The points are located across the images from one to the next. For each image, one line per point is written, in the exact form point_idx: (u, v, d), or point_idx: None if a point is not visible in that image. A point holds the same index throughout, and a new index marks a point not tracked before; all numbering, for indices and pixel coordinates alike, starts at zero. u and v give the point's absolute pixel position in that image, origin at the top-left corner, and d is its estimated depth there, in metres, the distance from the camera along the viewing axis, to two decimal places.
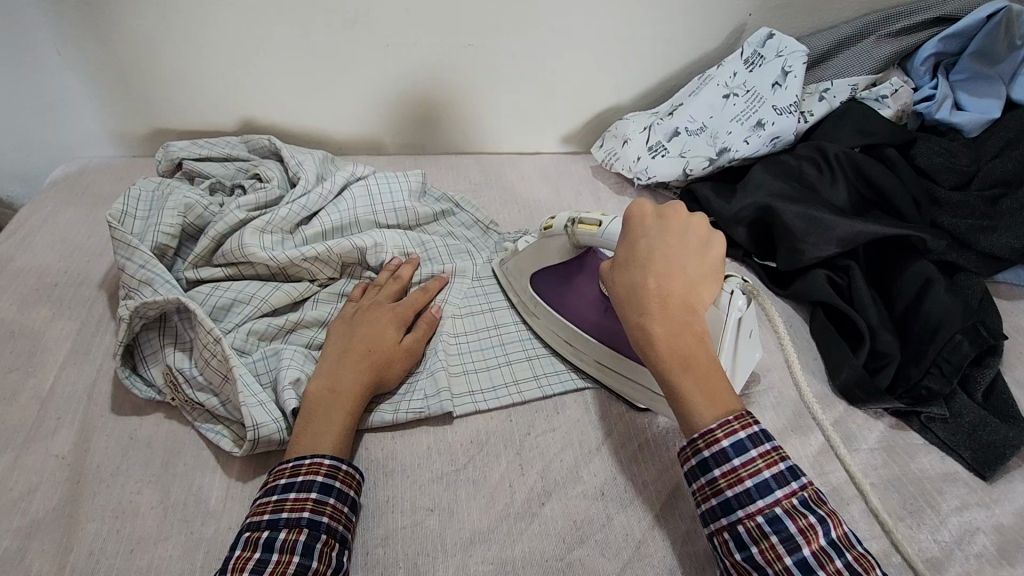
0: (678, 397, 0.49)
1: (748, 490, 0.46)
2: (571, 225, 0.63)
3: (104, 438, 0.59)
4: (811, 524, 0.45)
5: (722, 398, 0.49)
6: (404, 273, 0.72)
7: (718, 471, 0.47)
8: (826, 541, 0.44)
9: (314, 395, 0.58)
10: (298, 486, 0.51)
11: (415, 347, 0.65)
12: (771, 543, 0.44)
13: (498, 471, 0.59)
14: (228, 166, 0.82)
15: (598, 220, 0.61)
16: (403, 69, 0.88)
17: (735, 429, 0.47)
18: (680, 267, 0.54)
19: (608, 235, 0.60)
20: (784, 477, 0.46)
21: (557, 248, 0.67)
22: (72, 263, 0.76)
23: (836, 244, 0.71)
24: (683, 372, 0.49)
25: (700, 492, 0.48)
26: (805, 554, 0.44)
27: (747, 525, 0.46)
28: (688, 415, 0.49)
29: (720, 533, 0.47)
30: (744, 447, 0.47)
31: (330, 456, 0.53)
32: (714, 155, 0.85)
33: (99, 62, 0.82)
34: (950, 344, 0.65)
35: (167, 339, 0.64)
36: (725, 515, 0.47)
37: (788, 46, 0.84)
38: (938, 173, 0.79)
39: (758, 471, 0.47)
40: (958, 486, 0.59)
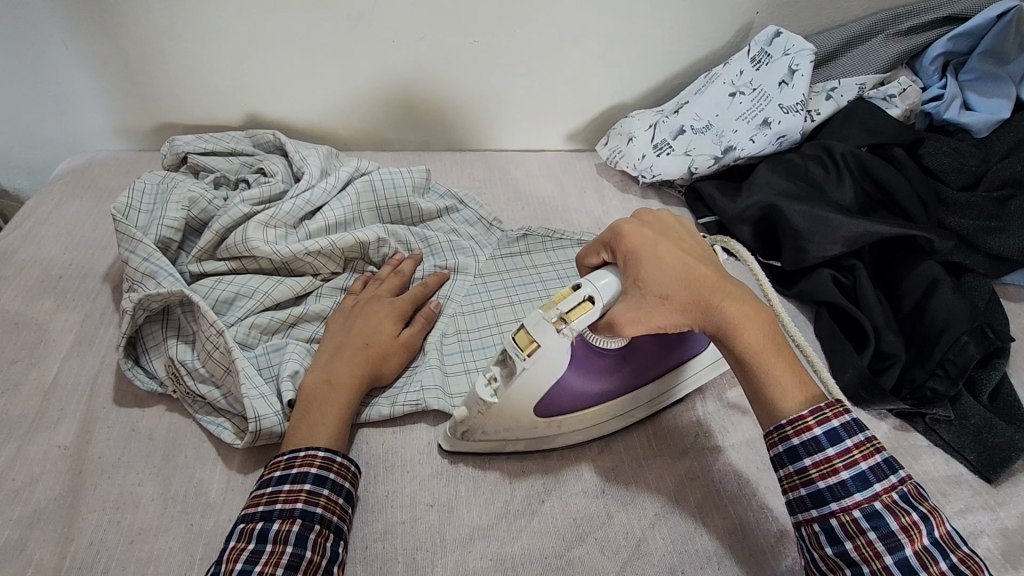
0: (781, 398, 0.49)
1: (843, 482, 0.46)
2: (567, 325, 0.49)
3: (106, 429, 0.59)
4: (913, 522, 0.44)
5: (804, 373, 0.50)
6: (405, 268, 0.74)
7: (811, 461, 0.47)
8: (928, 541, 0.44)
9: (311, 388, 0.58)
10: (292, 477, 0.51)
11: (413, 341, 0.66)
12: (869, 539, 0.44)
13: (498, 468, 0.59)
14: (232, 160, 0.82)
15: (589, 298, 0.49)
16: (406, 66, 0.88)
17: (828, 417, 0.47)
18: (706, 259, 0.53)
19: (605, 294, 0.50)
20: (883, 471, 0.46)
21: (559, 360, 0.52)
22: (77, 256, 0.77)
23: (841, 243, 0.71)
24: (775, 361, 0.49)
25: (788, 481, 0.48)
26: (907, 552, 0.43)
27: (841, 518, 0.45)
28: (789, 407, 0.48)
29: (808, 524, 0.47)
30: (839, 436, 0.47)
31: (325, 449, 0.54)
32: (720, 154, 0.85)
33: (105, 56, 0.82)
34: (956, 346, 0.64)
35: (170, 331, 0.64)
36: (816, 506, 0.47)
37: (795, 45, 0.83)
38: (946, 174, 0.79)
39: (855, 463, 0.46)
40: (962, 489, 0.58)
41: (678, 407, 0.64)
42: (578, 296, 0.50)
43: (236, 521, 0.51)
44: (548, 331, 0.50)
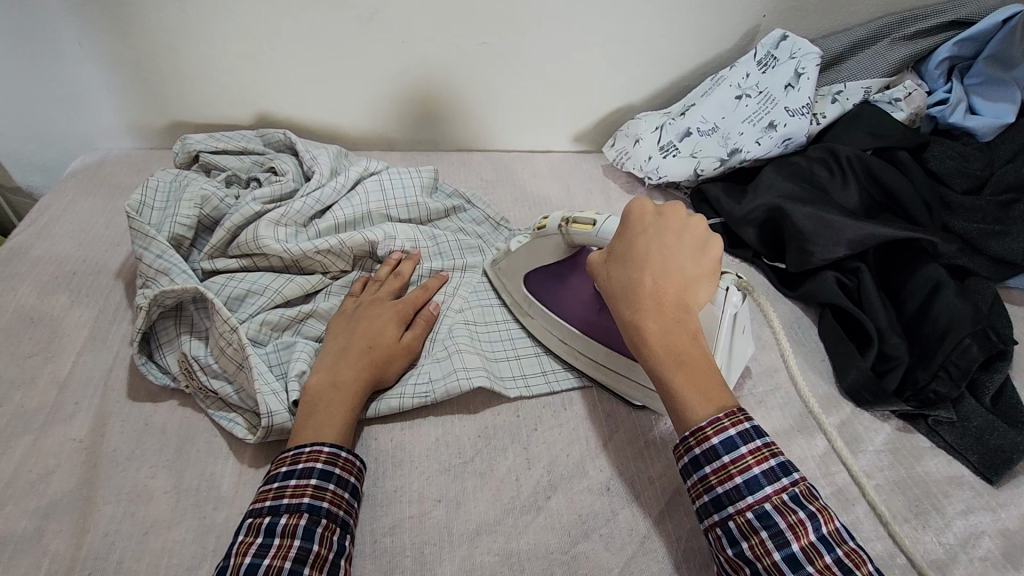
0: (673, 395, 0.50)
1: (737, 486, 0.47)
2: (565, 224, 0.63)
3: (119, 423, 0.60)
4: (801, 520, 0.45)
5: (717, 395, 0.50)
6: (404, 269, 0.74)
7: (708, 468, 0.48)
8: (815, 536, 0.44)
9: (316, 388, 0.59)
10: (298, 473, 0.52)
11: (414, 344, 0.66)
12: (760, 538, 0.45)
13: (505, 464, 0.60)
14: (243, 159, 0.84)
15: (592, 220, 0.61)
16: (414, 66, 0.89)
17: (724, 426, 0.48)
18: (675, 266, 0.54)
19: (603, 235, 0.60)
20: (775, 474, 0.46)
21: (549, 248, 0.67)
22: (90, 253, 0.78)
23: (846, 246, 0.71)
24: (677, 371, 0.50)
25: (693, 489, 0.49)
26: (794, 549, 0.44)
27: (737, 521, 0.46)
28: (681, 410, 0.50)
29: (713, 529, 0.48)
30: (734, 444, 0.47)
31: (330, 444, 0.54)
32: (725, 156, 0.85)
33: (118, 55, 0.84)
34: (959, 348, 0.65)
35: (183, 327, 0.65)
36: (717, 510, 0.47)
37: (801, 48, 0.83)
38: (951, 177, 0.79)
39: (748, 467, 0.47)
40: (963, 489, 0.59)
41: None
42: (590, 217, 0.62)
43: (244, 515, 0.52)
44: (554, 224, 0.64)
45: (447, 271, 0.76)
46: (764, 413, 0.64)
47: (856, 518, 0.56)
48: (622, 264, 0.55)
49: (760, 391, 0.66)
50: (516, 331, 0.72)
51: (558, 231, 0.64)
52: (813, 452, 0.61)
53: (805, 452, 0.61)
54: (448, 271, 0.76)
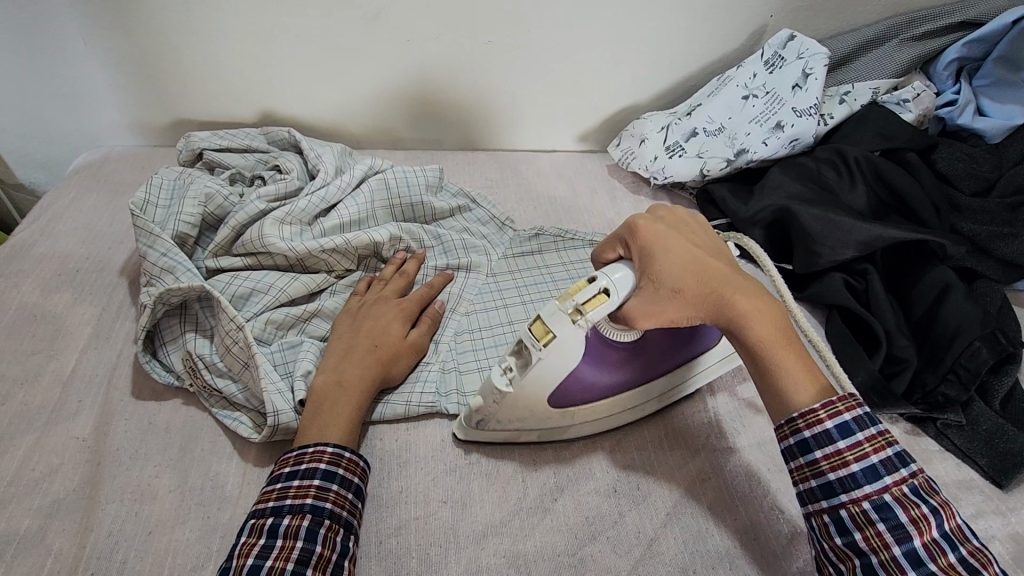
0: (794, 385, 0.49)
1: (853, 475, 0.46)
2: (580, 315, 0.50)
3: (123, 422, 0.60)
4: (923, 515, 0.44)
5: (815, 364, 0.51)
6: (409, 268, 0.74)
7: (821, 453, 0.47)
8: (938, 533, 0.44)
9: (321, 388, 0.58)
10: (301, 473, 0.52)
11: (420, 342, 0.66)
12: (877, 530, 0.45)
13: (511, 465, 0.59)
14: (248, 157, 0.83)
15: (604, 288, 0.50)
16: (419, 65, 0.88)
17: (840, 410, 0.47)
18: (715, 253, 0.54)
19: (620, 287, 0.50)
20: (893, 465, 0.46)
21: (570, 350, 0.52)
22: (94, 250, 0.77)
23: (854, 247, 0.71)
24: (787, 355, 0.50)
25: (799, 473, 0.49)
26: (916, 544, 0.44)
27: (850, 510, 0.46)
28: (803, 396, 0.49)
29: (818, 515, 0.48)
30: (850, 429, 0.47)
31: (334, 445, 0.54)
32: (732, 156, 0.85)
33: (123, 52, 0.83)
34: (968, 351, 0.64)
35: (188, 326, 0.64)
36: (826, 497, 0.47)
37: (809, 48, 0.83)
38: (960, 179, 0.79)
39: (866, 456, 0.46)
40: (973, 493, 0.58)
41: (689, 408, 0.65)
42: (594, 288, 0.50)
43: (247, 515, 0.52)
44: (562, 322, 0.50)
45: (452, 270, 0.76)
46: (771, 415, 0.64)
47: None
48: (680, 272, 0.51)
49: None
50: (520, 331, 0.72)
51: (576, 322, 0.50)
52: None
53: None
54: (453, 270, 0.77)
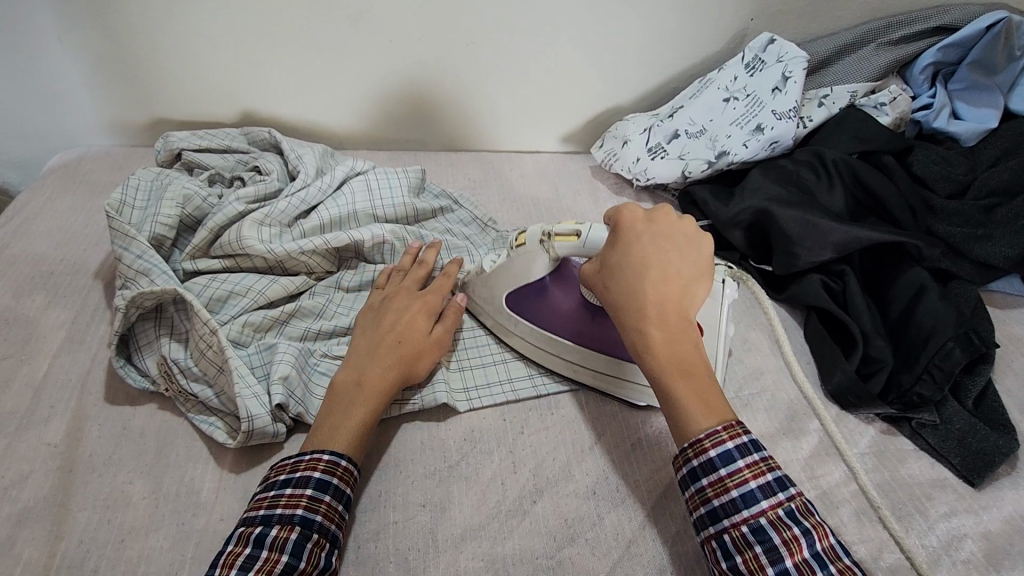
0: (676, 407, 0.52)
1: (734, 500, 0.48)
2: (547, 239, 0.60)
3: (97, 427, 0.59)
4: (795, 536, 0.46)
5: (717, 402, 0.52)
6: (427, 257, 0.72)
7: (706, 481, 0.50)
8: (809, 553, 0.46)
9: (343, 385, 0.58)
10: (294, 482, 0.51)
11: (444, 337, 0.66)
12: (754, 553, 0.46)
13: (490, 468, 0.59)
14: (228, 158, 0.83)
15: (576, 230, 0.59)
16: (403, 65, 0.88)
17: (722, 439, 0.50)
18: (674, 271, 0.56)
19: (590, 245, 0.59)
20: (772, 488, 0.48)
21: (533, 265, 0.64)
22: (68, 252, 0.76)
23: (831, 249, 0.72)
24: (678, 381, 0.52)
25: (691, 501, 0.51)
26: (787, 565, 0.45)
27: (732, 534, 0.48)
28: (682, 418, 0.52)
29: (709, 541, 0.49)
30: (731, 457, 0.49)
31: (329, 452, 0.53)
32: (713, 158, 0.85)
33: (100, 50, 0.82)
34: (942, 351, 0.65)
35: (163, 330, 0.63)
36: (713, 523, 0.49)
37: (788, 52, 0.83)
38: (935, 182, 0.80)
39: (744, 481, 0.49)
40: (946, 492, 0.59)
41: None
42: (574, 228, 0.60)
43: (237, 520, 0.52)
44: (535, 238, 0.61)
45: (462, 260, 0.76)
46: (750, 415, 0.65)
47: (840, 521, 0.56)
48: (621, 278, 0.56)
49: (746, 394, 0.66)
50: None
51: (540, 246, 0.61)
52: (799, 455, 0.61)
53: (791, 455, 0.61)
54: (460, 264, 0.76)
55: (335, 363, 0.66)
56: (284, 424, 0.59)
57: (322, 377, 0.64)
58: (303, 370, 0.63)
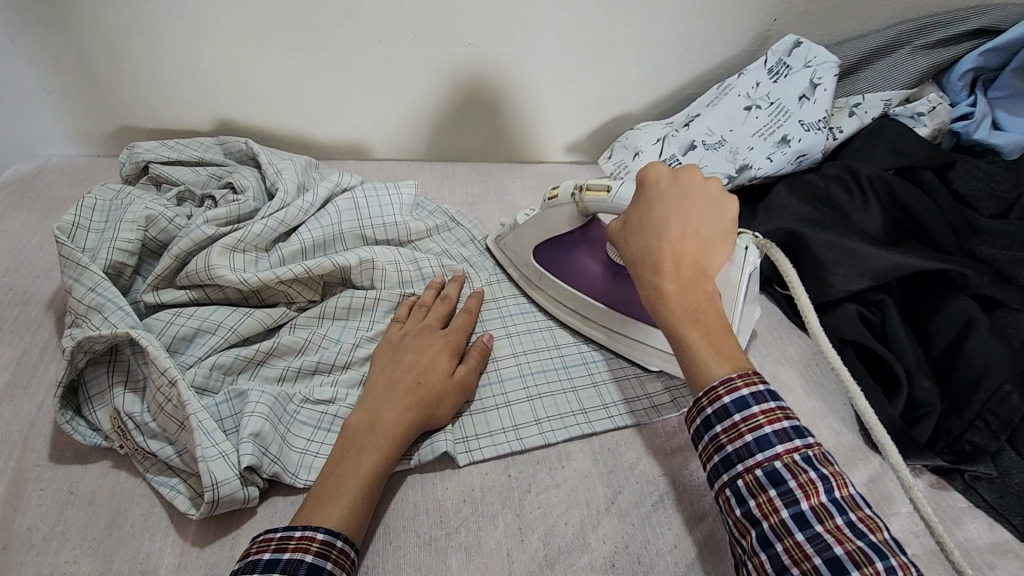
0: (689, 359, 0.47)
1: (748, 446, 0.43)
2: (579, 192, 0.61)
3: (38, 492, 0.51)
4: (812, 480, 0.41)
5: (733, 350, 0.47)
6: (451, 292, 0.67)
7: (719, 427, 0.44)
8: (828, 499, 0.40)
9: (355, 428, 0.53)
10: (281, 565, 0.43)
11: (468, 378, 0.60)
12: (768, 497, 0.41)
13: (494, 536, 0.52)
14: (199, 172, 0.74)
15: (607, 186, 0.59)
16: (396, 72, 0.80)
17: (737, 386, 0.44)
18: (693, 225, 0.52)
19: (619, 200, 0.59)
20: (788, 435, 0.43)
21: (563, 217, 0.64)
22: (16, 280, 0.68)
23: (869, 277, 0.65)
24: (691, 330, 0.48)
25: (704, 451, 0.46)
26: (803, 508, 0.40)
27: (746, 479, 0.42)
28: (695, 366, 0.47)
29: (721, 491, 0.44)
30: (746, 402, 0.44)
31: (325, 530, 0.46)
32: (734, 172, 0.78)
33: (58, 52, 0.74)
34: (997, 396, 0.58)
35: (117, 376, 0.55)
36: (726, 470, 0.44)
37: (817, 56, 0.76)
38: (978, 200, 0.73)
39: (759, 427, 0.43)
40: (1009, 559, 0.52)
41: (693, 459, 0.58)
42: (605, 183, 0.60)
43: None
44: (568, 192, 0.62)
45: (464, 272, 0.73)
46: None
47: None
48: (638, 232, 0.53)
49: None
50: (506, 370, 0.64)
51: (570, 198, 0.62)
52: None
53: None
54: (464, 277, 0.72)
55: (318, 411, 0.58)
56: (256, 487, 0.52)
57: (303, 427, 0.57)
58: (279, 421, 0.55)
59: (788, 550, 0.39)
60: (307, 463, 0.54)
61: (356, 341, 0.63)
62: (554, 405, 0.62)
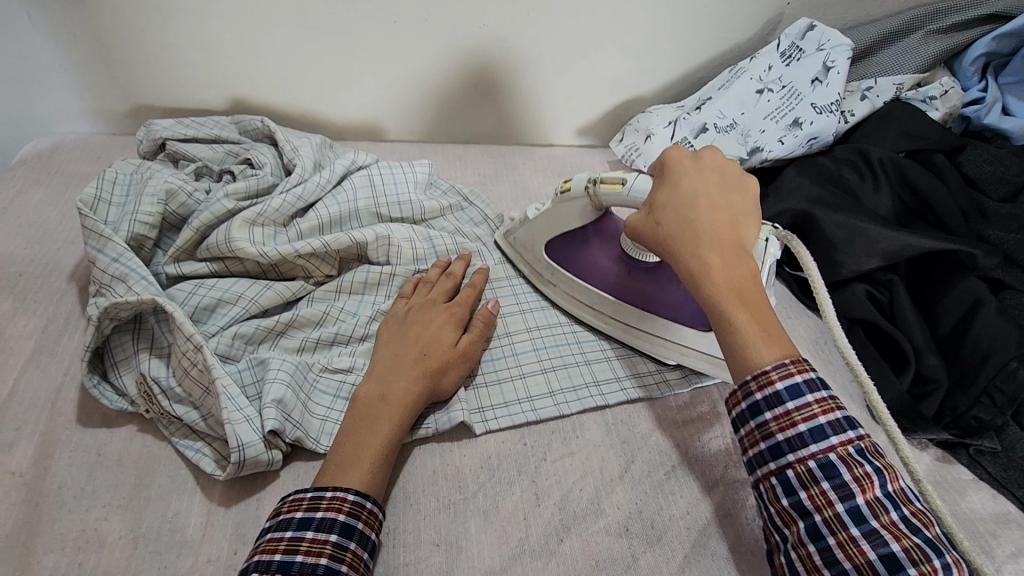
0: (739, 340, 0.47)
1: (800, 436, 0.44)
2: (593, 185, 0.60)
3: (68, 453, 0.52)
4: (868, 474, 0.42)
5: (781, 333, 0.47)
6: (456, 269, 0.67)
7: (770, 415, 0.45)
8: (882, 493, 0.42)
9: (363, 401, 0.53)
10: (316, 524, 0.45)
11: (472, 349, 0.60)
12: (822, 489, 0.42)
13: (512, 500, 0.53)
14: (216, 149, 0.75)
15: (622, 179, 0.58)
16: (408, 48, 0.80)
17: (791, 372, 0.45)
18: (726, 208, 0.52)
19: (635, 193, 0.58)
20: (842, 426, 0.43)
21: (576, 211, 0.63)
22: (39, 252, 0.69)
23: (879, 257, 0.66)
24: (740, 309, 0.48)
25: (749, 438, 0.46)
26: (858, 502, 0.41)
27: (797, 470, 0.43)
28: (745, 350, 0.47)
29: (766, 479, 0.45)
30: (799, 391, 0.44)
31: (356, 491, 0.47)
32: (744, 155, 0.79)
33: (75, 27, 0.74)
34: (1004, 372, 0.59)
35: (142, 344, 0.57)
36: (774, 459, 0.44)
37: (831, 39, 0.77)
38: (987, 184, 0.73)
39: (813, 416, 0.44)
40: (1012, 528, 0.54)
41: (704, 431, 0.59)
42: (618, 176, 0.59)
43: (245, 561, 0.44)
44: (582, 186, 0.61)
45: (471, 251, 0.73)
46: None
47: None
48: (674, 212, 0.53)
49: None
50: (519, 344, 0.65)
51: (585, 192, 0.61)
52: None
53: None
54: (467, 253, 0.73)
55: (337, 380, 0.59)
56: (279, 451, 0.53)
57: (323, 395, 0.58)
58: (300, 388, 0.56)
59: (842, 544, 0.41)
60: (328, 429, 0.56)
61: (373, 313, 0.64)
62: (569, 378, 0.63)
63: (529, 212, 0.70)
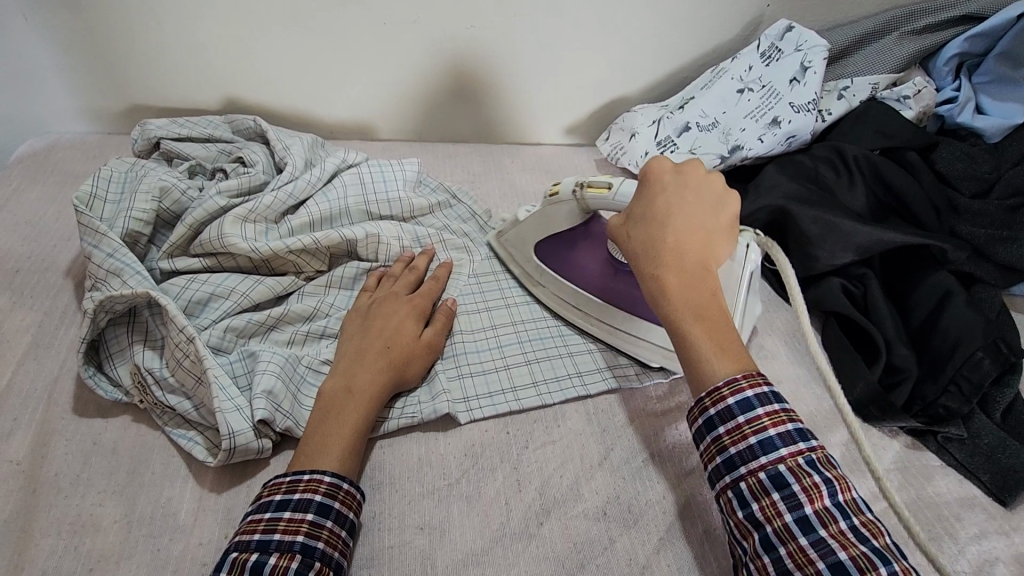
0: (695, 355, 0.49)
1: (751, 448, 0.45)
2: (580, 189, 0.62)
3: (64, 443, 0.54)
4: (815, 484, 0.43)
5: (736, 349, 0.49)
6: (420, 263, 0.69)
7: (723, 429, 0.47)
8: (831, 502, 0.42)
9: (328, 394, 0.55)
10: (293, 504, 0.47)
11: (436, 340, 0.63)
12: (771, 500, 0.43)
13: (494, 486, 0.55)
14: (209, 147, 0.77)
15: (607, 183, 0.61)
16: (398, 48, 0.82)
17: (743, 387, 0.47)
18: (698, 225, 0.54)
19: (620, 198, 0.60)
20: (791, 438, 0.45)
21: (565, 214, 0.66)
22: (35, 249, 0.70)
23: (853, 251, 0.68)
24: (698, 325, 0.50)
25: (706, 452, 0.48)
26: (807, 512, 0.42)
27: (749, 481, 0.45)
28: (699, 364, 0.49)
29: (724, 492, 0.46)
30: (750, 405, 0.46)
31: (331, 473, 0.49)
32: (726, 153, 0.81)
33: (73, 28, 0.76)
34: (970, 362, 0.62)
35: (136, 336, 0.58)
36: (729, 472, 0.46)
37: (808, 40, 0.79)
38: (961, 181, 0.76)
39: (763, 429, 0.46)
40: (976, 511, 0.56)
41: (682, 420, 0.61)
42: (604, 180, 0.61)
43: (227, 545, 0.46)
44: (570, 189, 0.64)
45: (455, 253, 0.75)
46: None
47: None
48: (646, 227, 0.55)
49: None
50: (504, 337, 0.67)
51: (572, 196, 0.63)
52: None
53: None
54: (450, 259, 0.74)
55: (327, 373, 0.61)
56: (269, 440, 0.55)
57: (312, 387, 0.59)
58: (290, 379, 0.58)
59: (791, 554, 0.41)
60: None
61: None
62: (552, 368, 0.65)
63: (521, 213, 0.72)
